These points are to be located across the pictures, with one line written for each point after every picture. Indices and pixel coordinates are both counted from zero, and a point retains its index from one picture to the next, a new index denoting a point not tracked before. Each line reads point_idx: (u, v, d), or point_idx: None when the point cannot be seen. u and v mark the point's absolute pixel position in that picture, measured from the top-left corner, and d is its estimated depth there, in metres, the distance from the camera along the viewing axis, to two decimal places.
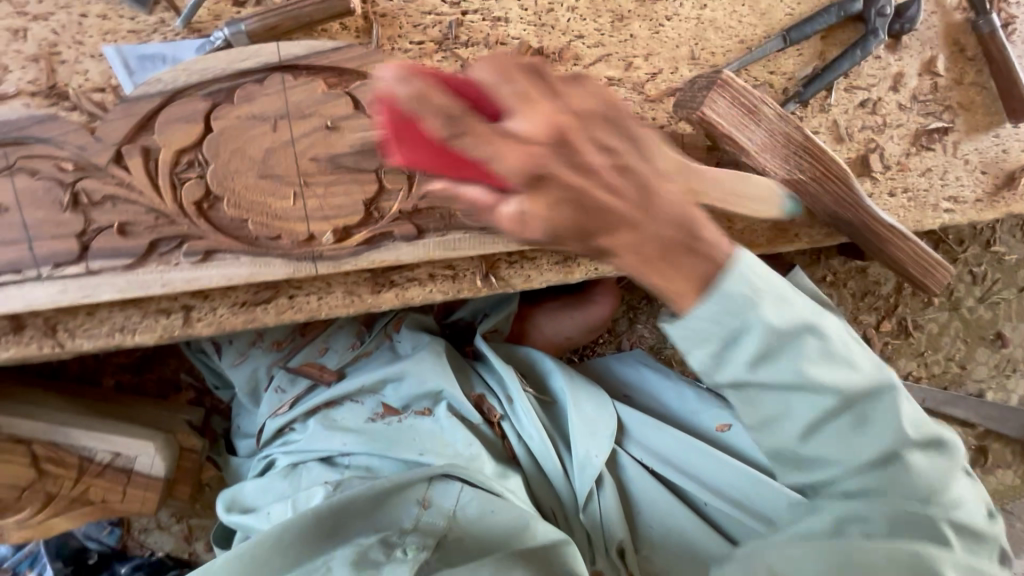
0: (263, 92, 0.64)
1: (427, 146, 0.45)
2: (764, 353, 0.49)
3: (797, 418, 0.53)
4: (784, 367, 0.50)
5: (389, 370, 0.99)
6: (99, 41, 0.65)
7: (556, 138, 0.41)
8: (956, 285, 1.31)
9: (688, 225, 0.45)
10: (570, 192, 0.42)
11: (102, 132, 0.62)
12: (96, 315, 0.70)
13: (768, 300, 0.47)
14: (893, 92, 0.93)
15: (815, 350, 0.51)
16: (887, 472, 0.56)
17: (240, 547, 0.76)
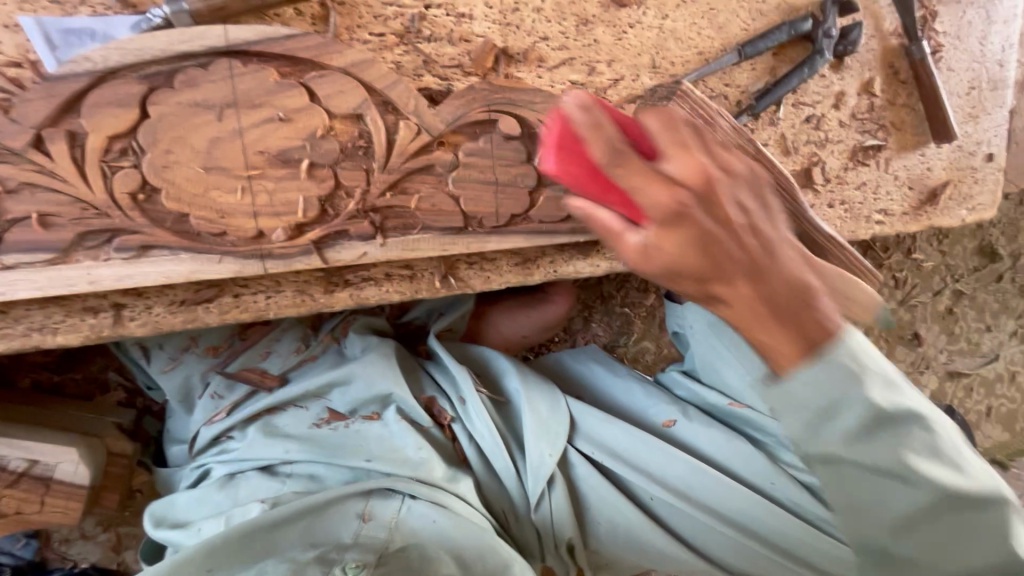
0: (208, 78, 0.60)
1: (584, 164, 0.56)
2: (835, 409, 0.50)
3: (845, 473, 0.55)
4: (847, 421, 0.51)
5: (337, 375, 0.95)
6: (14, 10, 0.58)
7: (700, 180, 0.51)
8: (881, 290, 1.42)
9: (802, 291, 0.51)
10: (702, 235, 0.50)
11: (19, 112, 0.55)
12: (11, 313, 0.63)
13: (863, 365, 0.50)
14: (835, 110, 0.98)
15: (851, 373, 0.50)
16: (931, 523, 0.57)
17: (165, 572, 0.72)
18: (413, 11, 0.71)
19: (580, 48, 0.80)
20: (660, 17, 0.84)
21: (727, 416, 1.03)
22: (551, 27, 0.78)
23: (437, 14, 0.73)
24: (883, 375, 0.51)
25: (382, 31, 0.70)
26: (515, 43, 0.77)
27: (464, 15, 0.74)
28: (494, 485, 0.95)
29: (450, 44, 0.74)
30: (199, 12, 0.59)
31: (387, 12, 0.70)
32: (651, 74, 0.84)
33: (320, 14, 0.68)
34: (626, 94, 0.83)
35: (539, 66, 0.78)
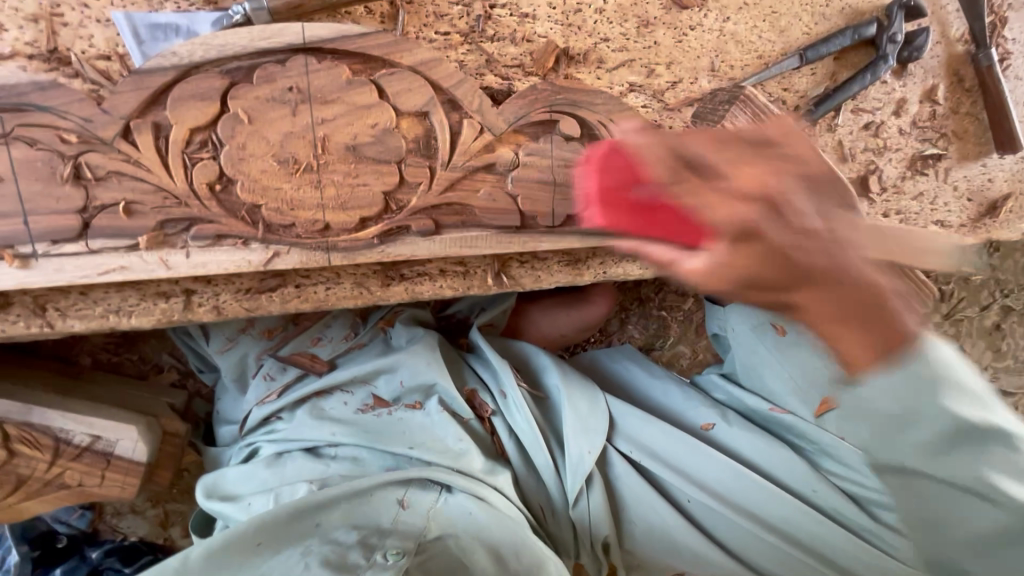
0: (282, 74, 0.62)
1: (623, 208, 0.54)
2: (781, 343, 0.47)
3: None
4: (869, 387, 0.53)
5: (383, 363, 0.98)
6: (106, 6, 0.61)
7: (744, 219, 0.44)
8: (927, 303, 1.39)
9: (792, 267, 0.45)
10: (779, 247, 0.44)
11: (110, 104, 0.58)
12: (90, 296, 0.66)
13: (861, 320, 0.46)
14: (895, 117, 0.96)
15: (887, 363, 0.51)
16: (948, 441, 0.54)
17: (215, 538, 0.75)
18: (478, 11, 0.72)
19: (640, 50, 0.80)
20: (721, 20, 0.83)
21: (769, 422, 1.01)
22: (612, 29, 0.78)
23: (502, 14, 0.73)
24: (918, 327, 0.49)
25: (448, 30, 0.71)
26: (576, 44, 0.77)
27: (528, 15, 0.74)
28: (530, 479, 0.96)
29: (513, 44, 0.74)
30: (278, 9, 0.62)
31: (453, 11, 0.71)
32: (710, 77, 0.84)
33: (389, 12, 0.69)
34: (684, 97, 0.83)
35: (598, 67, 0.78)
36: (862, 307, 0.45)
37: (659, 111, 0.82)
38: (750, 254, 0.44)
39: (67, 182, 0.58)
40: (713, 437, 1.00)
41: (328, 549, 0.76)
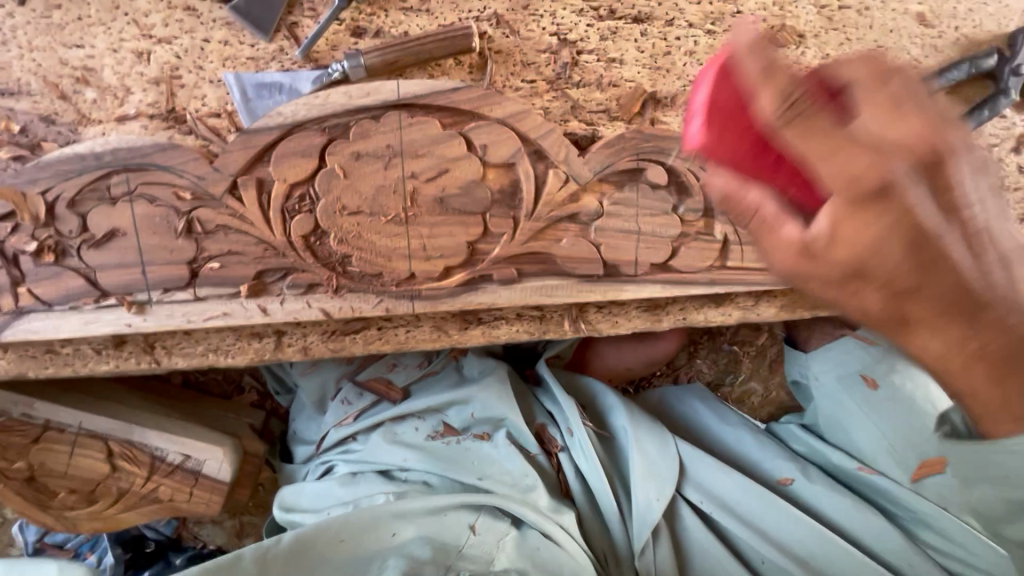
0: (378, 129, 0.63)
1: None
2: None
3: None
4: None
5: (459, 393, 0.97)
6: (218, 66, 0.64)
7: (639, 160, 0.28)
8: None
9: None
10: None
11: (221, 162, 0.61)
12: (193, 335, 0.70)
13: None
14: (1015, 154, 0.87)
15: None
16: None
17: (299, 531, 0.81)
18: (565, 58, 0.71)
19: None
20: (820, 56, 0.78)
21: (854, 481, 0.95)
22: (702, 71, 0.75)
23: (588, 60, 0.72)
24: None
25: (534, 77, 0.71)
26: (664, 87, 0.74)
27: (615, 59, 0.73)
28: (595, 523, 0.95)
29: (599, 89, 0.73)
30: (374, 66, 0.64)
31: (540, 59, 0.71)
32: None
33: (478, 62, 0.69)
34: None
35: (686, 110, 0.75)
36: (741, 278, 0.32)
37: None
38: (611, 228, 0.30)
39: (181, 235, 0.62)
40: (792, 492, 0.95)
41: None
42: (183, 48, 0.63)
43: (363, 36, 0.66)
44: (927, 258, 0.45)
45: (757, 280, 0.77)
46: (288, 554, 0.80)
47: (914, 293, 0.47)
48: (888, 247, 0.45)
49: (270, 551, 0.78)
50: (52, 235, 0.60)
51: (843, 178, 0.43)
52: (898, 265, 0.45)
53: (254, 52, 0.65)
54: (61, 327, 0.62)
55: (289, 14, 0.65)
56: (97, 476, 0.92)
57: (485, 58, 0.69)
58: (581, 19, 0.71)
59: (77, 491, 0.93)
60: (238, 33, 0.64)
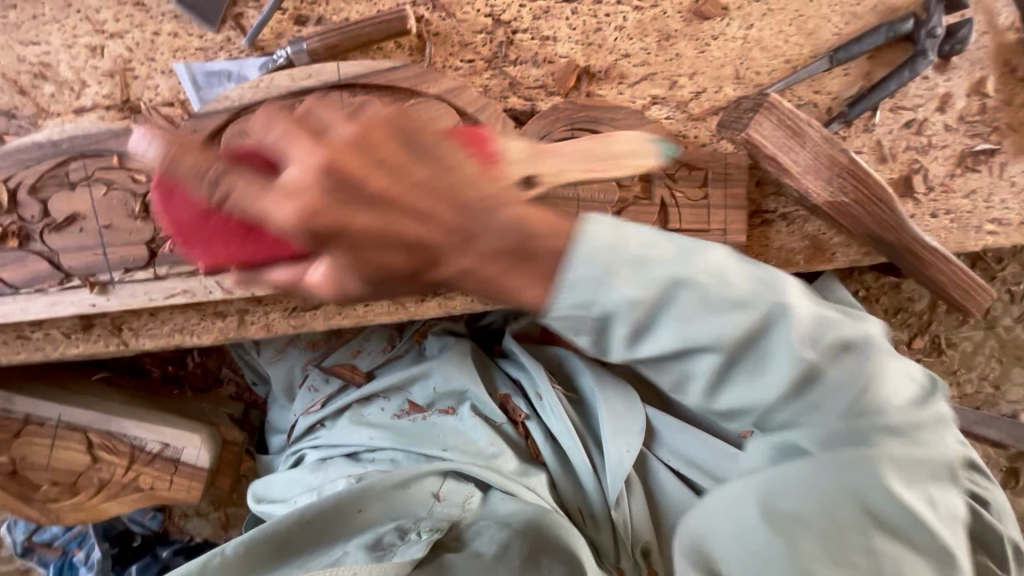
0: (322, 109, 0.67)
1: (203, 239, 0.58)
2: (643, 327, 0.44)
3: (705, 373, 0.45)
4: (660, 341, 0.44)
5: (415, 372, 1.02)
6: (170, 58, 0.68)
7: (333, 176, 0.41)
8: None
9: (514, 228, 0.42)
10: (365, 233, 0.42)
11: (173, 145, 0.65)
12: (158, 316, 0.73)
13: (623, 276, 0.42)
14: (939, 113, 0.92)
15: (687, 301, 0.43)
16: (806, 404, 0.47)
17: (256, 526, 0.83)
18: (501, 38, 0.76)
19: (661, 63, 0.81)
20: (744, 27, 0.83)
21: None
22: (633, 45, 0.80)
23: (524, 38, 0.76)
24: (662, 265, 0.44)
25: (473, 57, 0.76)
26: (597, 61, 0.79)
27: (549, 37, 0.77)
28: (568, 482, 0.97)
29: (534, 66, 0.77)
30: (317, 51, 0.68)
31: (477, 39, 0.75)
32: (734, 85, 0.84)
33: (417, 45, 0.74)
34: (708, 106, 0.83)
35: (620, 82, 0.80)
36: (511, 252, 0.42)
37: (683, 122, 0.83)
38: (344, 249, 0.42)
39: (139, 217, 0.65)
40: None
41: (366, 536, 0.84)
42: (135, 42, 0.68)
43: (306, 24, 0.70)
44: (672, 233, 0.45)
45: (694, 243, 0.81)
46: (245, 548, 0.81)
47: (697, 345, 0.50)
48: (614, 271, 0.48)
49: (225, 552, 0.80)
50: (17, 222, 0.64)
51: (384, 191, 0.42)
52: (714, 254, 0.47)
53: (202, 42, 0.69)
54: (27, 309, 0.66)
55: (235, 6, 0.69)
56: (77, 467, 0.94)
57: (423, 40, 0.74)
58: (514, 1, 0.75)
59: (59, 483, 0.94)
60: (186, 26, 0.68)
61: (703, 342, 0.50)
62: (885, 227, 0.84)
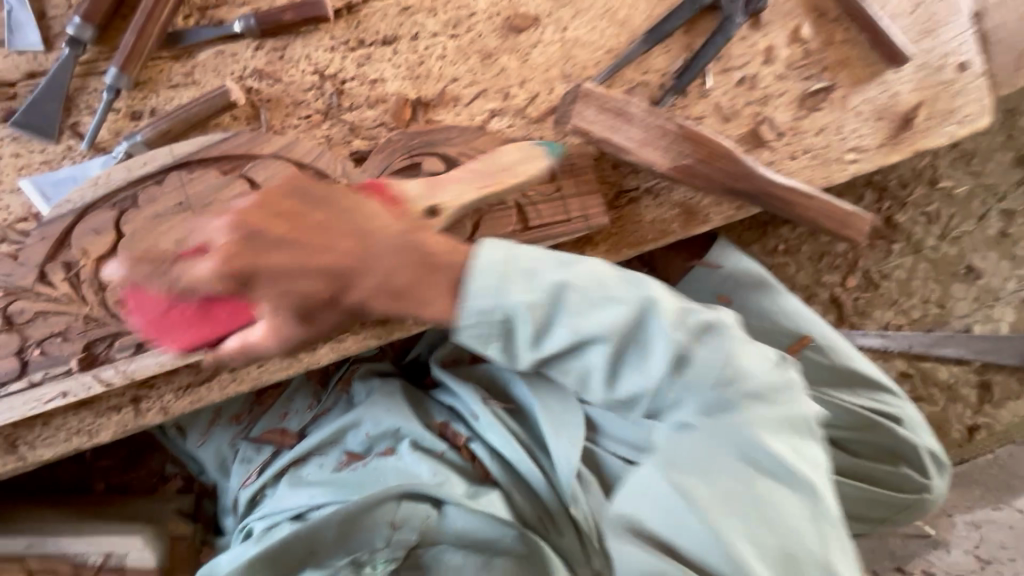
0: (164, 191, 0.71)
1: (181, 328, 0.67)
2: (545, 324, 0.60)
3: (597, 364, 0.61)
4: (553, 340, 0.61)
5: (346, 420, 1.02)
6: (16, 177, 0.73)
7: (240, 250, 0.58)
8: (912, 228, 1.34)
9: (409, 258, 0.60)
10: (277, 285, 0.59)
11: (24, 256, 0.69)
12: (52, 423, 0.75)
13: (512, 283, 0.59)
14: (767, 66, 0.98)
15: (576, 297, 0.60)
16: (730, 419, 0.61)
17: None
18: (331, 90, 0.81)
19: (489, 78, 0.86)
20: (559, 30, 0.89)
21: None
22: (458, 69, 0.85)
23: (353, 86, 0.82)
24: (581, 270, 0.61)
25: (308, 113, 0.80)
26: (429, 90, 0.84)
27: (377, 79, 0.82)
28: (522, 493, 0.94)
29: (370, 108, 0.82)
30: (150, 138, 0.73)
31: (308, 96, 0.80)
32: (565, 82, 0.89)
33: (252, 113, 0.78)
34: (546, 107, 0.87)
35: (455, 104, 0.85)
36: (402, 288, 0.60)
37: (526, 125, 0.87)
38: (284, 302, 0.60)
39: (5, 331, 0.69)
40: None
41: None
42: None
43: (141, 118, 0.75)
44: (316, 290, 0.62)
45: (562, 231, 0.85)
46: None
47: (416, 286, 0.60)
48: (376, 248, 0.60)
49: None
50: None
51: (281, 248, 0.59)
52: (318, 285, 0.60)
53: (44, 156, 0.73)
54: None
55: (70, 118, 0.74)
56: None
57: (257, 106, 0.78)
58: (335, 56, 0.81)
59: None
60: (27, 145, 0.73)
61: (424, 283, 0.60)
62: (736, 179, 0.88)
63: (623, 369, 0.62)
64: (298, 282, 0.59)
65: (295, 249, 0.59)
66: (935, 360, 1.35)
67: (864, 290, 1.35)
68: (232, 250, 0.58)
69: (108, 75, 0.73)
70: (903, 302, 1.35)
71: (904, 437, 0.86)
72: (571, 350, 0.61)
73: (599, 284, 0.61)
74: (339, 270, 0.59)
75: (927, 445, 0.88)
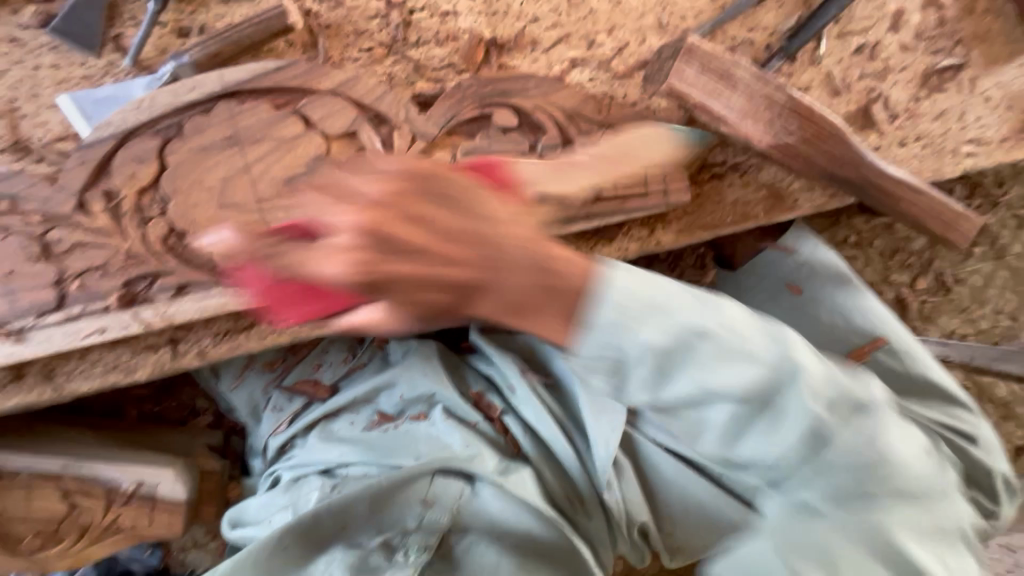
0: (212, 122, 0.64)
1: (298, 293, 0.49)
2: (667, 366, 0.48)
3: (717, 422, 0.50)
4: (677, 384, 0.48)
5: (380, 379, 0.98)
6: (54, 92, 0.66)
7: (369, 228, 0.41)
8: (998, 232, 1.21)
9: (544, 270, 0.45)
10: (414, 273, 0.42)
11: (63, 180, 0.63)
12: (88, 357, 0.72)
13: (641, 323, 0.46)
14: (893, 32, 0.84)
15: (708, 351, 0.48)
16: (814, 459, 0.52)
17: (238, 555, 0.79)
18: (397, 20, 0.72)
19: (574, 22, 0.76)
20: None
21: None
22: (541, 7, 0.75)
23: (422, 18, 0.72)
24: (715, 324, 0.48)
25: (371, 45, 0.71)
26: (505, 31, 0.74)
27: (449, 12, 0.73)
28: (554, 472, 0.90)
29: (438, 45, 0.73)
30: (200, 61, 0.65)
31: (372, 26, 0.71)
32: (658, 34, 0.78)
33: (309, 40, 0.70)
34: (634, 61, 0.77)
35: (534, 49, 0.75)
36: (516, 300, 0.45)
37: (610, 81, 0.77)
38: (393, 293, 0.42)
39: (40, 259, 0.64)
40: None
41: (353, 553, 0.81)
42: (16, 80, 0.66)
43: (189, 36, 0.67)
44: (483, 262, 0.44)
45: (636, 205, 0.76)
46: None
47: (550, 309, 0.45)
48: (514, 257, 0.44)
49: None
50: None
51: (416, 232, 0.42)
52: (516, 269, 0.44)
53: (85, 70, 0.67)
54: None
55: (113, 28, 0.67)
56: (57, 515, 0.95)
57: (316, 34, 0.70)
58: None
59: (40, 533, 0.95)
60: (67, 56, 0.66)
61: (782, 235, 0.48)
62: (842, 164, 0.77)
63: (751, 429, 0.51)
64: (435, 282, 0.43)
65: (430, 263, 0.42)
66: (996, 376, 1.27)
67: (935, 294, 1.24)
68: (362, 230, 0.40)
69: None
70: (975, 312, 1.24)
71: (976, 459, 0.70)
72: (684, 403, 0.49)
73: (746, 343, 0.49)
74: (480, 238, 0.44)
75: (1001, 468, 0.71)
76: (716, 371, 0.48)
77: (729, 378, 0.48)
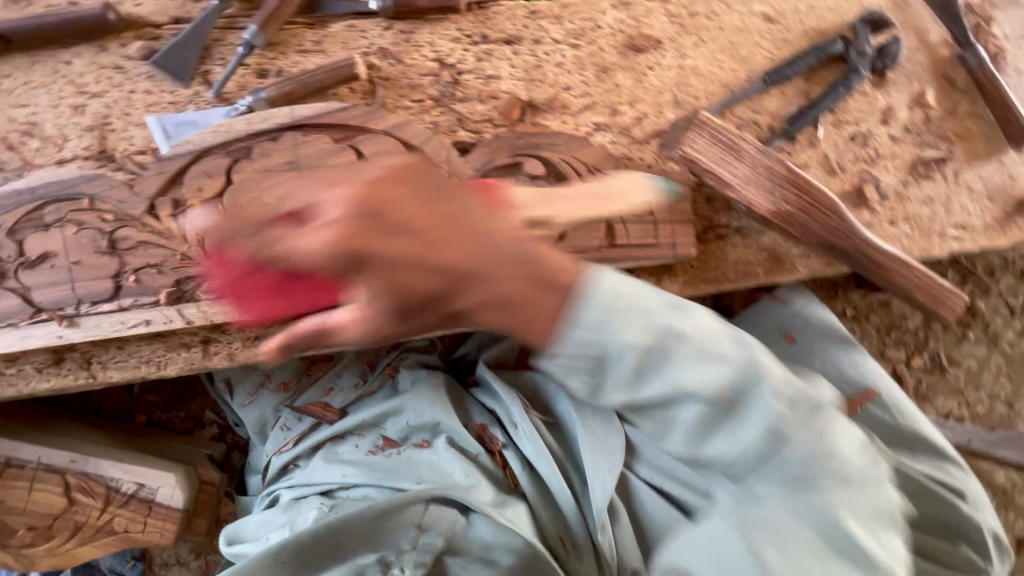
0: (276, 147, 0.73)
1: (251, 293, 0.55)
2: (649, 368, 0.54)
3: (688, 419, 0.58)
4: (653, 382, 0.55)
5: (387, 407, 1.01)
6: (143, 111, 0.76)
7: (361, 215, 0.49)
8: (991, 318, 1.25)
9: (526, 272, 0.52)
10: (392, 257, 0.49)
11: (140, 187, 0.71)
12: (126, 349, 0.77)
13: (628, 323, 0.53)
14: (883, 126, 0.95)
15: (686, 355, 0.55)
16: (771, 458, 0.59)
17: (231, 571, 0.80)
18: (446, 78, 0.82)
19: (601, 92, 0.86)
20: (679, 57, 0.89)
21: None
22: (572, 78, 0.86)
23: (468, 78, 0.82)
24: (693, 325, 0.56)
25: (421, 97, 0.81)
26: (539, 94, 0.84)
27: (491, 75, 0.83)
28: (548, 511, 0.91)
29: (480, 101, 0.82)
30: (274, 97, 0.76)
31: (425, 81, 0.81)
32: (674, 108, 0.88)
33: (369, 89, 0.80)
34: (651, 129, 0.86)
35: (564, 112, 0.85)
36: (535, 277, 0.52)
37: (629, 144, 0.86)
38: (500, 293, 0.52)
39: (106, 253, 0.71)
40: None
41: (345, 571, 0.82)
42: (113, 100, 0.75)
43: (267, 76, 0.78)
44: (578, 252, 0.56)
45: (652, 254, 0.84)
46: None
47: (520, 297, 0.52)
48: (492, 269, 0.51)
49: None
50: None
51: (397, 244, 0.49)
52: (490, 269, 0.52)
53: (173, 97, 0.76)
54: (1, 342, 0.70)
55: (203, 65, 0.77)
56: (54, 510, 0.96)
57: (374, 82, 0.80)
58: (458, 47, 0.83)
59: (35, 528, 0.96)
60: (160, 84, 0.76)
61: (530, 307, 0.52)
62: (835, 233, 0.84)
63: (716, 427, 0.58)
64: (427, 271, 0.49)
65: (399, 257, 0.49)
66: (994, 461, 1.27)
67: (931, 373, 1.26)
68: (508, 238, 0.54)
69: (248, 32, 0.76)
70: (971, 394, 1.26)
71: (964, 514, 0.73)
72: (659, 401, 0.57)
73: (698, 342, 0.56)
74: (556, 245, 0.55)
75: (989, 524, 0.74)
76: (685, 369, 0.55)
77: (708, 374, 0.55)
